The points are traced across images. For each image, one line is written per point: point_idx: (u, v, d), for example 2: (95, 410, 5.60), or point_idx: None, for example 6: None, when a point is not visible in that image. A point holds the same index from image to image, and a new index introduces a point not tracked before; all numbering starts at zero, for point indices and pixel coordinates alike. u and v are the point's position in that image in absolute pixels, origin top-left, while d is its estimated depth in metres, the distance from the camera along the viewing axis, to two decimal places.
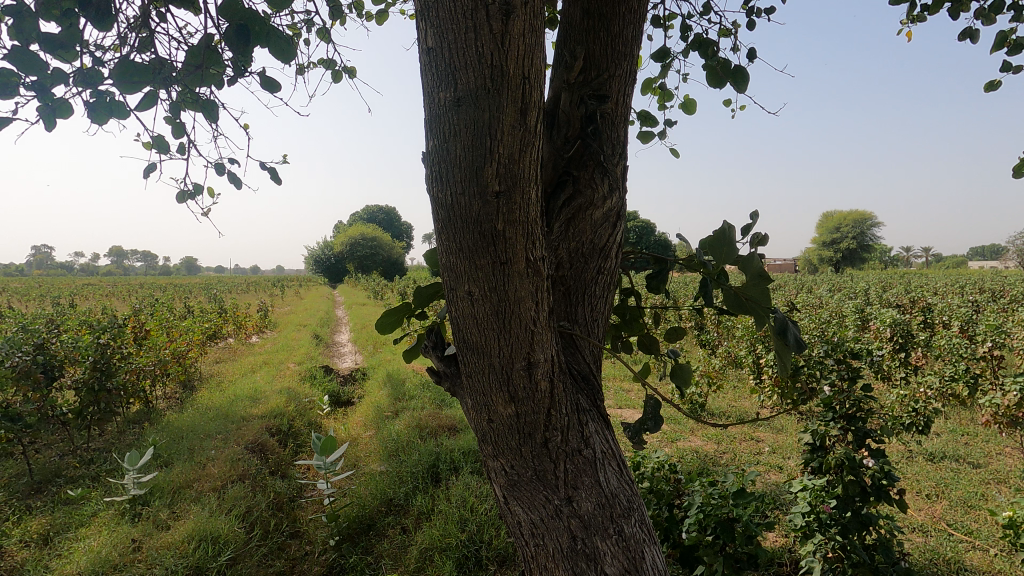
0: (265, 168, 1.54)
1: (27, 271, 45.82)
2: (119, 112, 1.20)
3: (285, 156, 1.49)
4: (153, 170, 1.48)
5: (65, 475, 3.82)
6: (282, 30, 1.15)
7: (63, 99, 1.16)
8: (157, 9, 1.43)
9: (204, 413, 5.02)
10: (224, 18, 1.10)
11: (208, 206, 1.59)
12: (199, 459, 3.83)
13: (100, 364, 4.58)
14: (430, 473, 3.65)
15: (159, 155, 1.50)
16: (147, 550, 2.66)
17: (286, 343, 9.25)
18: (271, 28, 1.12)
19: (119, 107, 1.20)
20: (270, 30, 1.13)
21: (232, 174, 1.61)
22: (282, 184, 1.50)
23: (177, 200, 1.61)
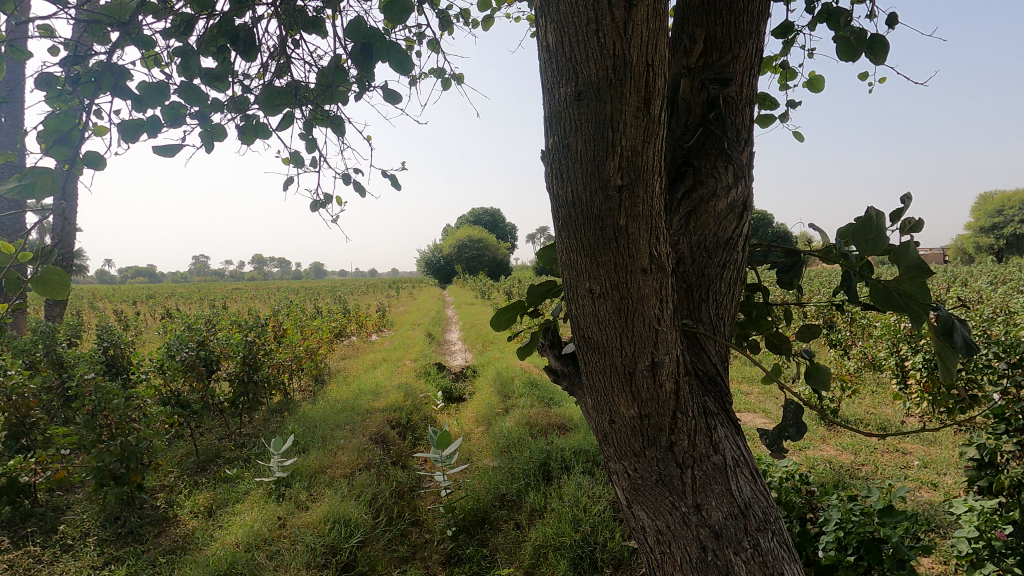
0: (385, 175, 1.65)
1: (189, 279, 53.05)
2: (263, 132, 1.34)
3: (403, 164, 1.57)
4: (292, 183, 1.65)
5: (224, 456, 4.34)
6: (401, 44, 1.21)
7: (220, 125, 1.32)
8: (292, 37, 1.57)
9: (334, 406, 5.47)
10: (350, 39, 1.19)
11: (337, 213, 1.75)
12: (331, 447, 4.19)
13: (249, 359, 5.16)
14: (542, 471, 3.66)
15: (296, 169, 1.67)
16: (291, 527, 2.95)
17: (402, 341, 9.79)
18: (390, 43, 1.19)
19: (263, 128, 1.34)
20: (390, 45, 1.19)
21: (356, 183, 1.75)
22: (399, 190, 1.59)
23: (311, 208, 1.79)
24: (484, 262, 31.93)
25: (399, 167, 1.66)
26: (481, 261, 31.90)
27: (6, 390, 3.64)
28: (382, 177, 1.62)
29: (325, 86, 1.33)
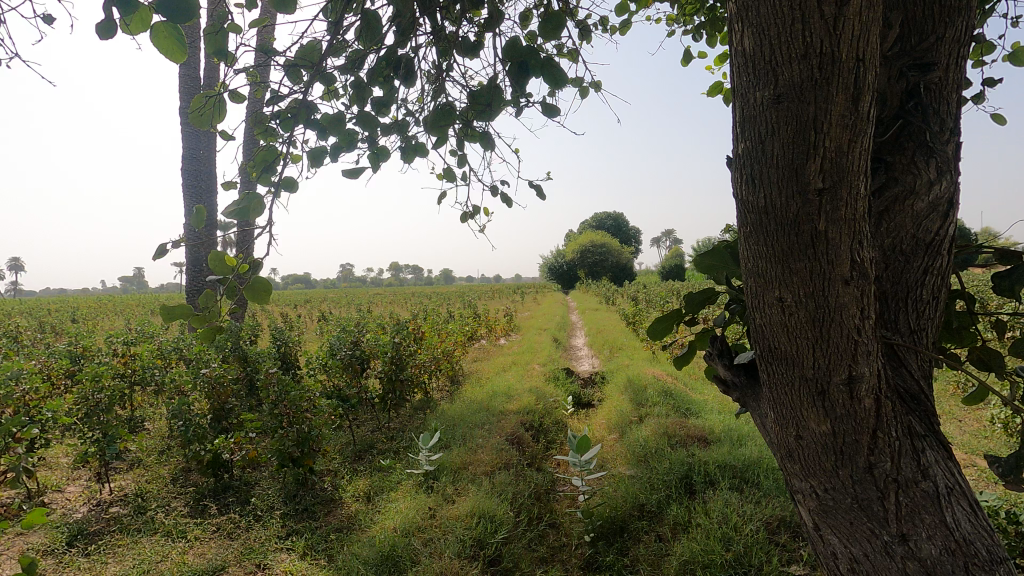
0: (531, 185, 1.74)
1: (336, 285, 58.91)
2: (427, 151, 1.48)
3: (548, 174, 1.65)
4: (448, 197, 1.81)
5: (377, 448, 4.76)
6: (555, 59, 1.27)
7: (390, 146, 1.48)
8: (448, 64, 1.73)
9: (470, 406, 5.75)
10: (509, 59, 1.28)
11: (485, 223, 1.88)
12: (472, 445, 4.41)
13: (396, 359, 5.61)
14: (684, 484, 3.52)
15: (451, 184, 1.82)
16: (441, 518, 3.16)
17: (530, 346, 10.00)
18: (546, 59, 1.26)
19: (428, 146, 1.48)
20: (545, 61, 1.26)
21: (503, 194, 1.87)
22: (544, 198, 1.66)
23: (462, 220, 1.94)
24: (607, 267, 31.55)
25: (544, 177, 1.74)
26: (604, 266, 31.55)
27: (212, 380, 4.35)
28: (529, 187, 1.71)
29: (485, 104, 1.45)
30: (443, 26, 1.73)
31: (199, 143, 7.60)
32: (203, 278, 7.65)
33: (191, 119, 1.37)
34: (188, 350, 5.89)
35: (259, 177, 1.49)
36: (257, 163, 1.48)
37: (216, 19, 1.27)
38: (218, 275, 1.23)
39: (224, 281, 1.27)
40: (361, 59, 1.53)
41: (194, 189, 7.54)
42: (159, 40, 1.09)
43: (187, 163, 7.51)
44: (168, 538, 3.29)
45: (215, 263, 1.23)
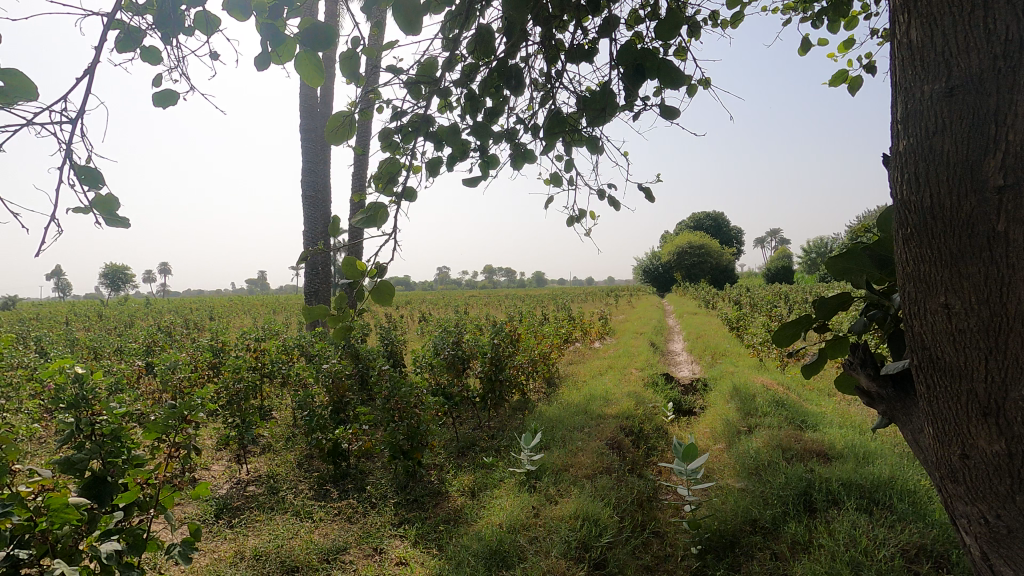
0: (640, 188, 1.73)
1: (433, 287, 61.40)
2: None
3: (657, 176, 1.63)
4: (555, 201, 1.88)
5: (479, 445, 4.92)
6: (673, 60, 1.26)
7: None
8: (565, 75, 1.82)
9: (569, 408, 5.76)
10: (625, 61, 1.29)
11: (591, 227, 1.94)
12: (572, 447, 4.42)
13: (496, 360, 5.76)
14: (802, 501, 3.30)
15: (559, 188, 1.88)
16: (545, 518, 3.21)
17: (627, 349, 9.83)
18: (662, 61, 1.26)
19: None
20: (661, 63, 1.27)
21: (611, 199, 1.94)
22: (652, 201, 1.64)
23: (570, 224, 2.03)
24: (705, 269, 30.20)
25: (653, 181, 1.71)
26: (702, 268, 30.23)
27: (332, 374, 4.73)
28: (637, 189, 1.71)
29: (598, 110, 1.46)
30: (552, 34, 1.77)
31: (318, 156, 8.27)
32: (319, 281, 8.32)
33: (327, 137, 1.48)
34: (309, 346, 6.44)
35: (383, 188, 1.63)
36: (383, 174, 1.62)
37: (352, 43, 1.38)
38: (348, 277, 1.35)
39: (352, 284, 1.40)
40: (475, 73, 1.61)
41: (313, 199, 8.24)
42: (303, 68, 1.26)
43: (308, 176, 8.23)
44: (298, 517, 3.63)
45: (346, 265, 1.35)
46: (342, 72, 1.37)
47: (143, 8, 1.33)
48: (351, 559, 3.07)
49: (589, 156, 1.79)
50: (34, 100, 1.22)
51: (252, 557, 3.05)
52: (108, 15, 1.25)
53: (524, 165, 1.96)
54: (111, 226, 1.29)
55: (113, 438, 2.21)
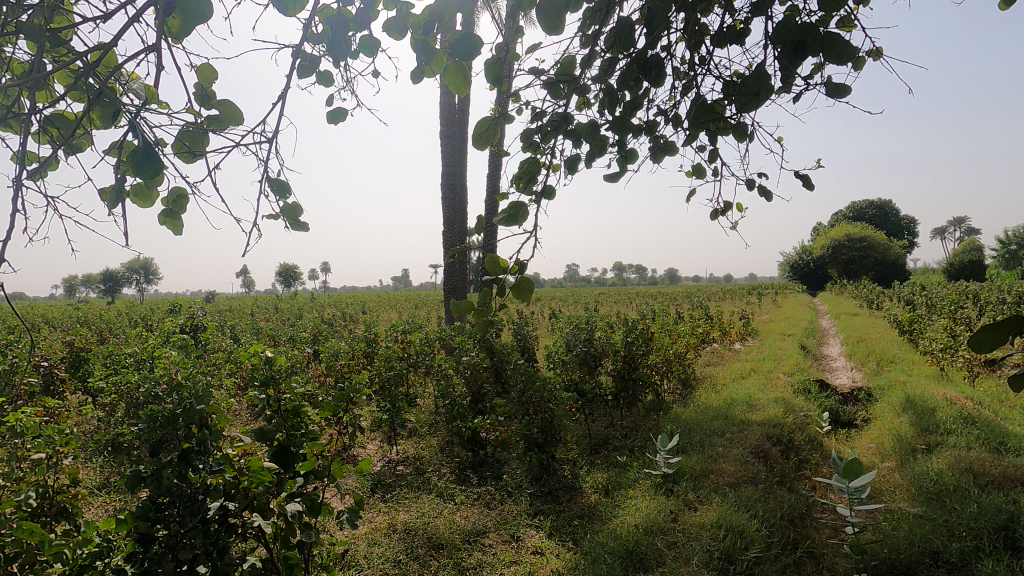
0: (797, 176, 1.58)
1: (562, 284, 61.80)
2: None
3: (818, 162, 1.49)
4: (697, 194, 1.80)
5: (613, 443, 4.87)
6: (841, 33, 1.14)
7: None
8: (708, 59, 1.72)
9: (707, 412, 5.47)
10: (782, 40, 1.20)
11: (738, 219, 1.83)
12: (712, 453, 4.20)
13: (629, 358, 5.65)
14: (1002, 537, 2.81)
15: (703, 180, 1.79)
16: (684, 524, 3.11)
17: (773, 352, 9.06)
18: (827, 34, 1.14)
19: None
20: (826, 37, 1.14)
21: (761, 189, 1.80)
22: (812, 189, 1.50)
23: (714, 216, 1.93)
24: (867, 264, 26.79)
25: (813, 167, 1.55)
26: (864, 263, 26.86)
27: (471, 367, 4.98)
28: (793, 178, 1.57)
29: (750, 95, 1.36)
30: (697, 18, 1.67)
31: (456, 159, 8.73)
32: (457, 278, 8.81)
33: (474, 141, 1.56)
34: (448, 339, 6.86)
35: (524, 187, 1.67)
36: (524, 174, 1.67)
37: (497, 49, 1.44)
38: (493, 273, 1.41)
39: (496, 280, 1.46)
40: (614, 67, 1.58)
41: (451, 201, 8.74)
42: (449, 79, 1.36)
43: (447, 179, 8.74)
44: (442, 498, 3.89)
45: (490, 263, 1.42)
46: (488, 78, 1.42)
47: (321, 36, 1.50)
48: (490, 542, 3.22)
49: (737, 144, 1.68)
50: (243, 125, 1.45)
51: (403, 530, 3.34)
52: (295, 47, 1.45)
53: (664, 157, 1.90)
54: (294, 230, 1.51)
55: (294, 413, 2.55)
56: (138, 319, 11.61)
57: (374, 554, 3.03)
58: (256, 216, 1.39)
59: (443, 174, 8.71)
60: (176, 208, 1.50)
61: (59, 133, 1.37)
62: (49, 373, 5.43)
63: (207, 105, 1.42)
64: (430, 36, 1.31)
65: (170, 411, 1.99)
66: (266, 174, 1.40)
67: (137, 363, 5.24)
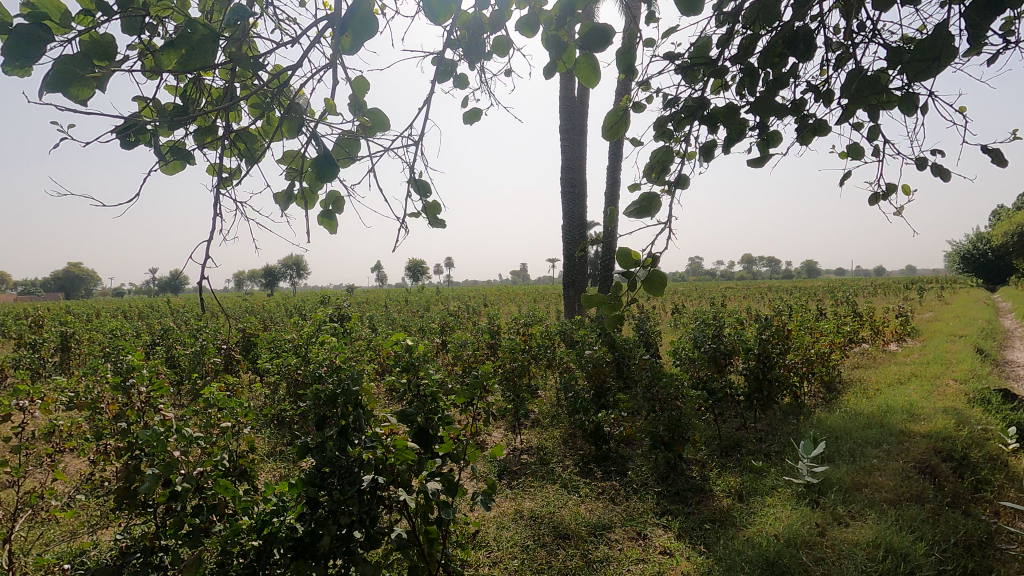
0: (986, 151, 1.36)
1: (684, 278, 59.17)
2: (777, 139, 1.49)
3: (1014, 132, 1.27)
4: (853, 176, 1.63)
5: (746, 447, 4.58)
6: None
7: None
8: (869, 26, 1.54)
9: (858, 418, 4.93)
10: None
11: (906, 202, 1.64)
12: (865, 465, 3.79)
13: (764, 357, 5.27)
14: None
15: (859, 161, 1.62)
16: (834, 539, 2.87)
17: (940, 355, 7.91)
18: None
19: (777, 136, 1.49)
20: None
21: (935, 167, 1.59)
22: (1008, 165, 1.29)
23: (874, 200, 1.75)
24: None
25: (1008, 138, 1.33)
26: None
27: (593, 361, 4.95)
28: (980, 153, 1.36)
29: (926, 62, 1.19)
30: None
31: (576, 153, 8.70)
32: (577, 272, 8.79)
33: (604, 132, 1.55)
34: (569, 332, 6.89)
35: (655, 178, 1.63)
36: (656, 163, 1.63)
37: (630, 37, 1.41)
38: (624, 268, 1.39)
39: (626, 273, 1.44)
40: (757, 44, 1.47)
41: (571, 194, 8.75)
42: (580, 69, 1.34)
43: (567, 173, 8.75)
44: (566, 489, 3.94)
45: (621, 255, 1.39)
46: (621, 67, 1.39)
47: (459, 42, 1.58)
48: (616, 537, 3.20)
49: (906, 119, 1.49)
50: (390, 131, 1.58)
51: (530, 517, 3.44)
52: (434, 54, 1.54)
53: (814, 138, 1.74)
54: (433, 226, 1.64)
55: (431, 398, 2.72)
56: (294, 310, 13.13)
57: (503, 537, 3.16)
58: (402, 216, 1.53)
59: (563, 169, 8.74)
60: (334, 209, 1.68)
61: (243, 146, 1.59)
62: (229, 355, 6.34)
63: (358, 114, 1.57)
64: (563, 30, 1.32)
65: (332, 391, 2.26)
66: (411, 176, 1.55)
67: (296, 349, 5.93)
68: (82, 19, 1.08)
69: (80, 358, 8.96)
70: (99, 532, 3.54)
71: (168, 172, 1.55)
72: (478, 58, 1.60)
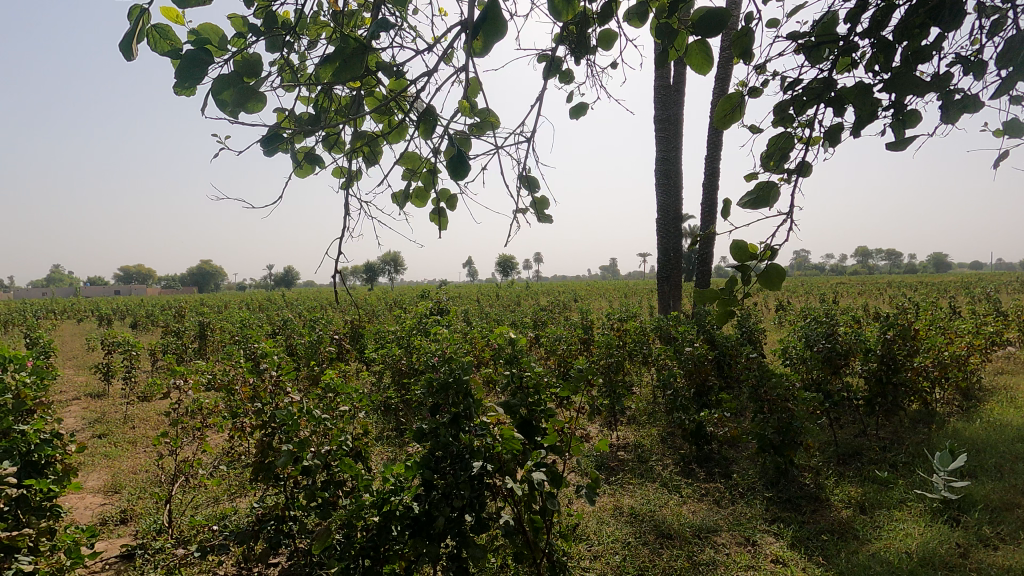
0: None
1: (788, 272, 55.33)
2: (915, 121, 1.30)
3: None
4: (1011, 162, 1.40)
5: (868, 456, 4.22)
6: None
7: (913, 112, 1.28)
8: None
9: (1005, 431, 4.37)
10: None
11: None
12: (1016, 483, 3.36)
13: (888, 358, 4.81)
14: None
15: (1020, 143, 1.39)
16: (977, 562, 2.63)
17: None
18: None
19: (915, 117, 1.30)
20: None
21: None
22: None
23: None
24: None
25: None
26: None
27: (694, 358, 4.77)
28: None
29: None
30: None
31: (671, 143, 8.41)
32: (672, 266, 8.50)
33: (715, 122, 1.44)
34: (665, 329, 6.70)
35: (774, 168, 1.29)
36: (776, 148, 1.29)
37: None
38: (739, 263, 1.09)
39: (737, 269, 1.14)
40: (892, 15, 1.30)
41: (666, 187, 8.48)
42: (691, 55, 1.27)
43: (661, 165, 8.48)
44: (667, 488, 3.86)
45: (738, 248, 1.09)
46: (735, 51, 1.17)
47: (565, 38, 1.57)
48: (723, 541, 3.08)
49: None
50: (499, 128, 1.60)
51: (630, 513, 3.41)
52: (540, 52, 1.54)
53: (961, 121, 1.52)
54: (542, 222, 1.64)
55: (533, 391, 2.76)
56: (395, 304, 13.87)
57: (604, 532, 3.16)
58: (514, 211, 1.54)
59: (657, 160, 8.48)
60: (446, 207, 1.74)
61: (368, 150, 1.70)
62: (340, 345, 6.84)
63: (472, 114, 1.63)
64: (675, 17, 1.21)
65: (445, 379, 2.38)
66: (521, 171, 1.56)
67: (399, 340, 6.27)
68: (235, 42, 1.09)
69: (214, 345, 10.08)
70: (238, 499, 3.98)
71: (301, 177, 1.56)
72: (585, 54, 1.58)
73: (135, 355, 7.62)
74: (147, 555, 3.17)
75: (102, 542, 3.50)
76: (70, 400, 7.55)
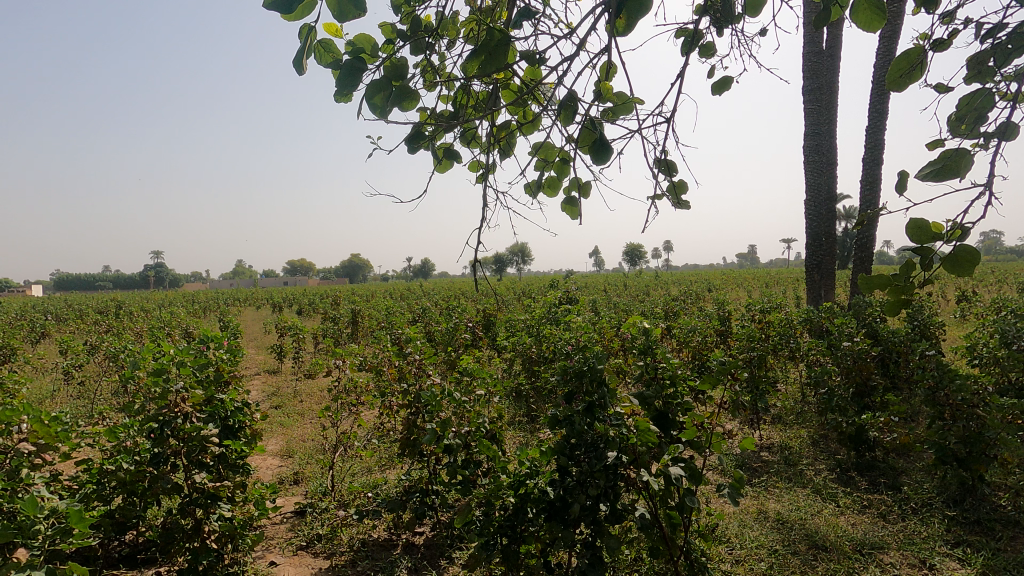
0: None
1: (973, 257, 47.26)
2: None
3: None
4: None
5: None
6: None
7: None
8: None
9: None
10: None
11: None
12: None
13: None
14: None
15: None
16: None
17: None
18: None
19: None
20: None
21: None
22: None
23: None
24: None
25: None
26: None
27: (853, 355, 4.25)
28: None
29: None
30: None
31: (823, 115, 7.56)
32: (824, 253, 7.66)
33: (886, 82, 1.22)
34: (816, 321, 6.06)
35: (965, 133, 1.08)
36: (965, 109, 1.07)
37: None
38: (918, 245, 0.88)
39: (914, 253, 0.91)
40: None
41: (817, 164, 7.64)
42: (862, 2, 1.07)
43: (811, 141, 7.65)
44: (820, 496, 3.51)
45: (916, 227, 0.89)
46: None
47: (710, 6, 1.43)
48: (892, 561, 2.75)
49: None
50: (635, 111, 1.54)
51: (777, 519, 3.16)
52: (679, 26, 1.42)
53: None
54: (679, 206, 1.55)
55: (669, 383, 2.65)
56: (523, 294, 14.24)
57: (747, 536, 2.96)
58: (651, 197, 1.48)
59: (806, 135, 7.66)
60: (579, 195, 1.72)
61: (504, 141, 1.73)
62: (474, 333, 7.20)
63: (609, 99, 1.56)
64: None
65: (580, 367, 2.38)
66: (659, 156, 1.48)
67: (530, 328, 6.43)
68: (385, 48, 1.15)
69: (364, 331, 11.12)
70: (387, 470, 4.38)
71: (441, 172, 1.64)
72: (731, 22, 1.43)
73: (302, 338, 8.70)
74: (316, 513, 3.61)
75: (282, 498, 4.07)
76: (254, 376, 8.84)
